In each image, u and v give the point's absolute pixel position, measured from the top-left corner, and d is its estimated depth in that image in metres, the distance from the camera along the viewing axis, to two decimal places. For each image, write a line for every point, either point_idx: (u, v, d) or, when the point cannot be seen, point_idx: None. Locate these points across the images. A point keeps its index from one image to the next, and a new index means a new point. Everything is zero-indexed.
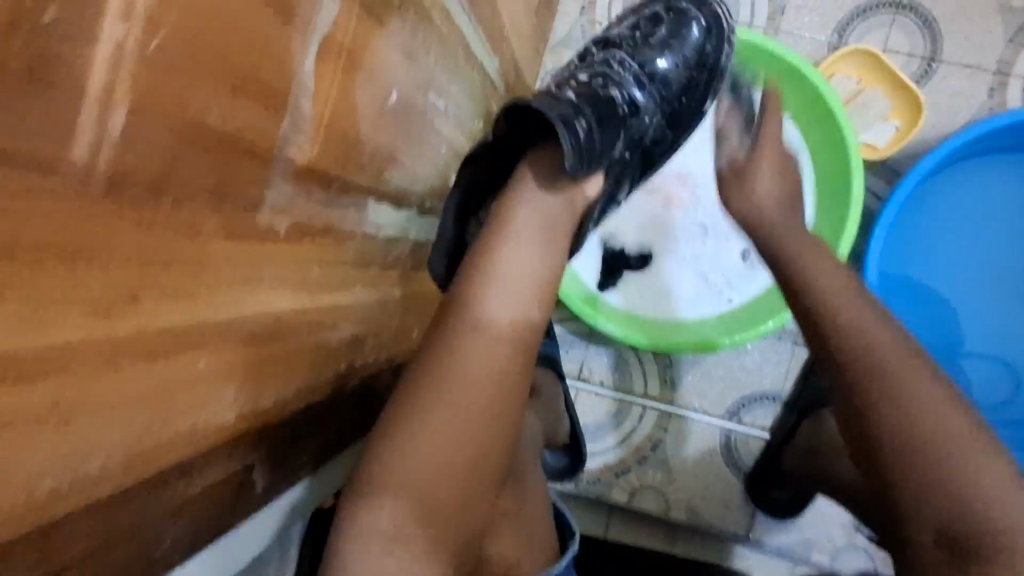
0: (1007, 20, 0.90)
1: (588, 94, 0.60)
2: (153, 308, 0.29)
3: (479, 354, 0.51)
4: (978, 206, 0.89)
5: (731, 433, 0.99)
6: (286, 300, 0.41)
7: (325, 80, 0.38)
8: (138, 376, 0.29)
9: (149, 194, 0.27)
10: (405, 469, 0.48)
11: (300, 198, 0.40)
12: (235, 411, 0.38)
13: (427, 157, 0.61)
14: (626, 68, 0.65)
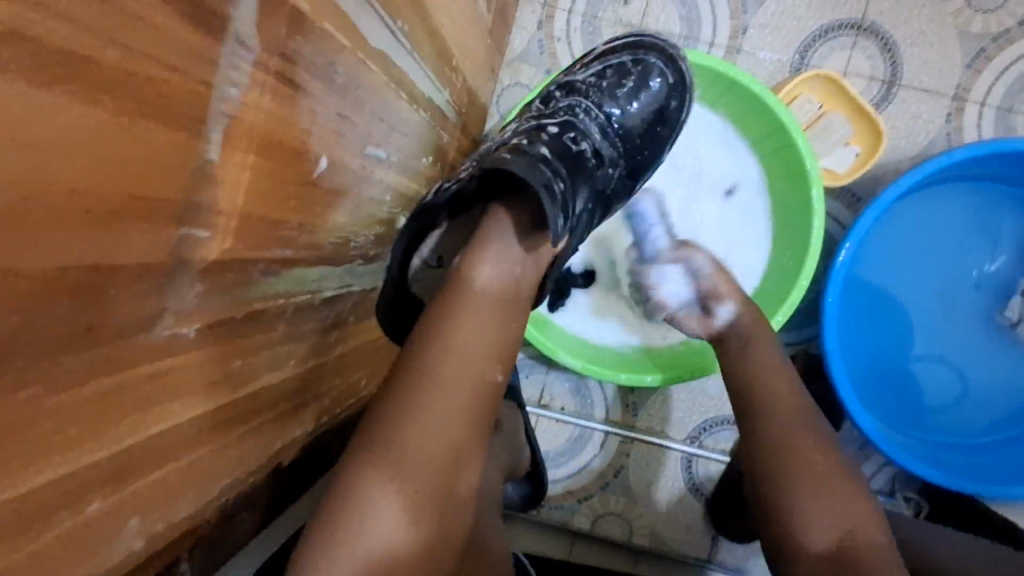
0: (964, 45, 0.90)
1: (563, 153, 0.59)
2: (25, 469, 0.25)
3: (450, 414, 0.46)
4: (936, 232, 0.90)
5: (692, 458, 0.99)
6: (206, 400, 0.37)
7: (237, 166, 0.34)
8: (14, 544, 0.26)
9: (17, 350, 0.23)
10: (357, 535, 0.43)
11: (216, 293, 0.36)
12: (144, 537, 0.34)
13: (368, 209, 0.57)
14: (593, 123, 0.64)
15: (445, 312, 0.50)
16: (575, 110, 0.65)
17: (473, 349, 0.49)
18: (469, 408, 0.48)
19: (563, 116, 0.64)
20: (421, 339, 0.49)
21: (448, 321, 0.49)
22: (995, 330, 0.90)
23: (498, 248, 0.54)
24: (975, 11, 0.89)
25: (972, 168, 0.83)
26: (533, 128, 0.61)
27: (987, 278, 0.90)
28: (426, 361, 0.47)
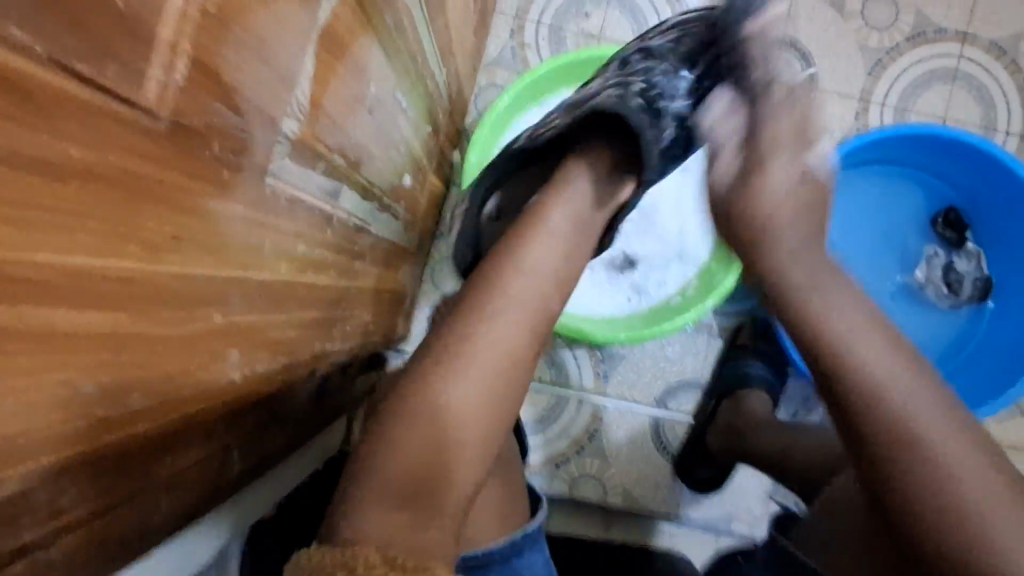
0: (865, 56, 1.08)
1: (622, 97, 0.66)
2: (187, 254, 0.30)
3: (509, 333, 0.57)
4: (849, 212, 1.07)
5: (659, 419, 1.08)
6: (280, 270, 0.43)
7: (322, 63, 0.41)
8: (170, 322, 0.30)
9: (198, 144, 0.29)
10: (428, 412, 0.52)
11: (296, 173, 0.42)
12: (236, 375, 0.39)
13: (389, 155, 0.63)
14: (668, 76, 0.70)
15: (506, 250, 0.60)
16: (654, 70, 0.70)
17: (530, 286, 0.59)
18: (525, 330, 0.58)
19: (632, 73, 0.71)
20: (485, 293, 0.58)
21: (507, 284, 0.58)
22: (908, 291, 1.06)
23: (558, 223, 0.63)
24: (872, 29, 1.08)
25: (878, 150, 0.99)
26: (606, 85, 0.70)
27: (893, 246, 1.07)
28: (491, 286, 0.58)
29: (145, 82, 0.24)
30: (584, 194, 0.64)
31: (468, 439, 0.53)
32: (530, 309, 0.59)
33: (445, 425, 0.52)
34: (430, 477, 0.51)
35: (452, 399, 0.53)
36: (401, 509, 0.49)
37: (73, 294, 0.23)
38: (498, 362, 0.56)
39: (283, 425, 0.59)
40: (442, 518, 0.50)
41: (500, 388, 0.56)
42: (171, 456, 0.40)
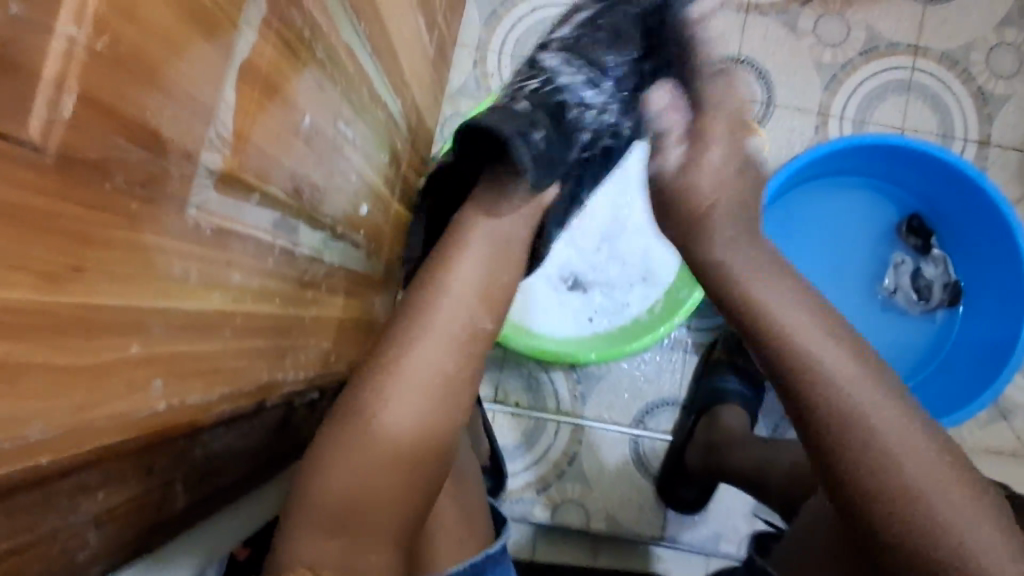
0: (821, 73, 1.11)
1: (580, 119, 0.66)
2: (90, 286, 0.31)
3: (439, 354, 0.58)
4: (818, 225, 1.08)
5: (638, 440, 1.07)
6: (211, 299, 0.43)
7: (246, 98, 0.42)
8: (76, 352, 0.31)
9: (94, 175, 0.30)
10: (357, 449, 0.54)
11: (225, 203, 0.43)
12: (163, 404, 0.40)
13: (337, 185, 0.64)
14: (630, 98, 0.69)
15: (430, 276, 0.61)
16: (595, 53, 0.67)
17: (451, 301, 0.60)
18: (452, 353, 0.59)
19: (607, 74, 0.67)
20: (406, 322, 0.59)
21: (429, 311, 0.59)
22: (877, 298, 1.08)
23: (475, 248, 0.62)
24: (825, 46, 1.11)
25: (833, 163, 1.01)
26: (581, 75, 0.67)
27: (864, 257, 1.09)
28: (414, 315, 0.59)
29: (26, 117, 0.25)
30: (489, 235, 0.63)
31: (403, 471, 0.55)
32: (453, 332, 0.59)
33: (373, 459, 0.54)
34: (364, 509, 0.54)
35: (379, 434, 0.55)
36: (331, 540, 0.53)
37: None
38: (429, 381, 0.57)
39: (239, 455, 0.60)
40: (381, 544, 0.54)
41: (426, 419, 0.57)
42: (99, 489, 0.40)
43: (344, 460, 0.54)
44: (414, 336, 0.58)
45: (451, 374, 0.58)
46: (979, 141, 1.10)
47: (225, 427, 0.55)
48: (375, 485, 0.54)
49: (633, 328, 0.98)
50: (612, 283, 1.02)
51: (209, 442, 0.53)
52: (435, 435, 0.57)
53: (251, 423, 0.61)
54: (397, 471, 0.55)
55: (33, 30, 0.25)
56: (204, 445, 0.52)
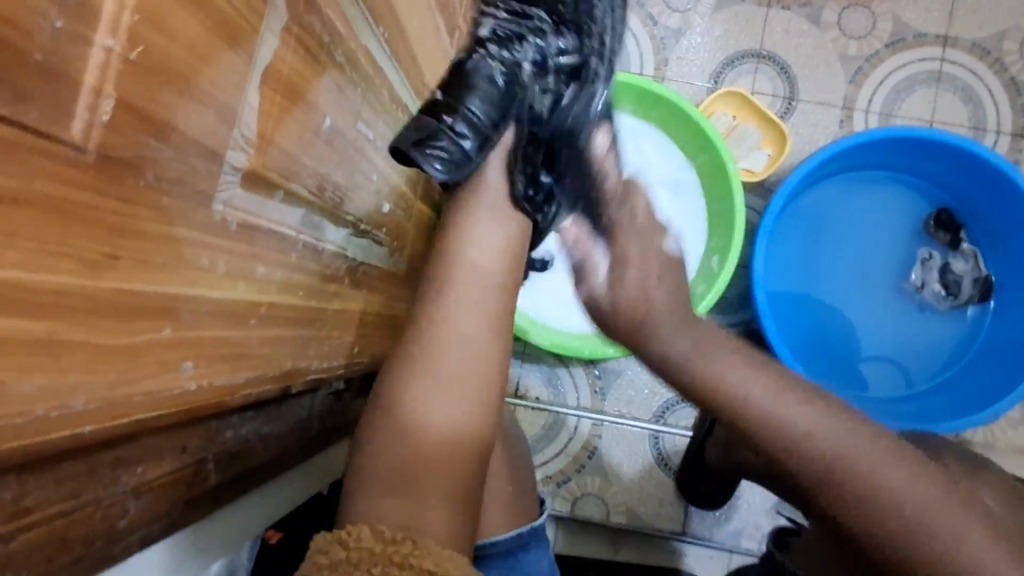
0: (846, 66, 1.09)
1: (518, 72, 0.68)
2: (125, 271, 0.34)
3: (477, 320, 0.64)
4: (847, 222, 1.07)
5: (659, 435, 1.07)
6: (237, 289, 0.47)
7: (268, 101, 0.45)
8: (113, 333, 0.34)
9: (128, 172, 0.33)
10: (410, 432, 0.58)
11: (251, 200, 0.46)
12: (192, 384, 0.43)
13: (358, 183, 0.67)
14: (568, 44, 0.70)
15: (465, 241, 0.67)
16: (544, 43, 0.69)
17: (478, 277, 0.66)
18: (486, 328, 0.64)
19: (528, 22, 0.69)
20: (433, 292, 0.64)
21: (449, 274, 0.65)
22: (905, 295, 1.06)
23: (490, 249, 0.67)
24: (850, 38, 1.09)
25: (857, 157, 1.00)
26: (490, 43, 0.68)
27: (894, 253, 1.07)
28: (443, 290, 0.64)
29: (69, 121, 0.28)
30: (501, 241, 0.67)
31: (459, 441, 0.59)
32: (480, 298, 0.65)
33: (423, 436, 0.58)
34: (422, 473, 0.56)
35: (427, 413, 0.59)
36: (391, 503, 0.55)
37: (7, 303, 0.27)
38: (471, 350, 0.63)
39: (267, 438, 0.63)
40: (436, 503, 0.55)
41: (465, 392, 0.61)
42: (135, 463, 0.44)
43: (396, 440, 0.58)
44: (445, 313, 0.63)
45: (487, 341, 0.64)
46: (1012, 133, 1.08)
47: (252, 411, 0.59)
48: (432, 458, 0.58)
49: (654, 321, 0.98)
50: None
51: (237, 425, 0.57)
52: (484, 425, 0.62)
53: (278, 411, 0.64)
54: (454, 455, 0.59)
55: (74, 43, 0.28)
56: (233, 427, 0.56)
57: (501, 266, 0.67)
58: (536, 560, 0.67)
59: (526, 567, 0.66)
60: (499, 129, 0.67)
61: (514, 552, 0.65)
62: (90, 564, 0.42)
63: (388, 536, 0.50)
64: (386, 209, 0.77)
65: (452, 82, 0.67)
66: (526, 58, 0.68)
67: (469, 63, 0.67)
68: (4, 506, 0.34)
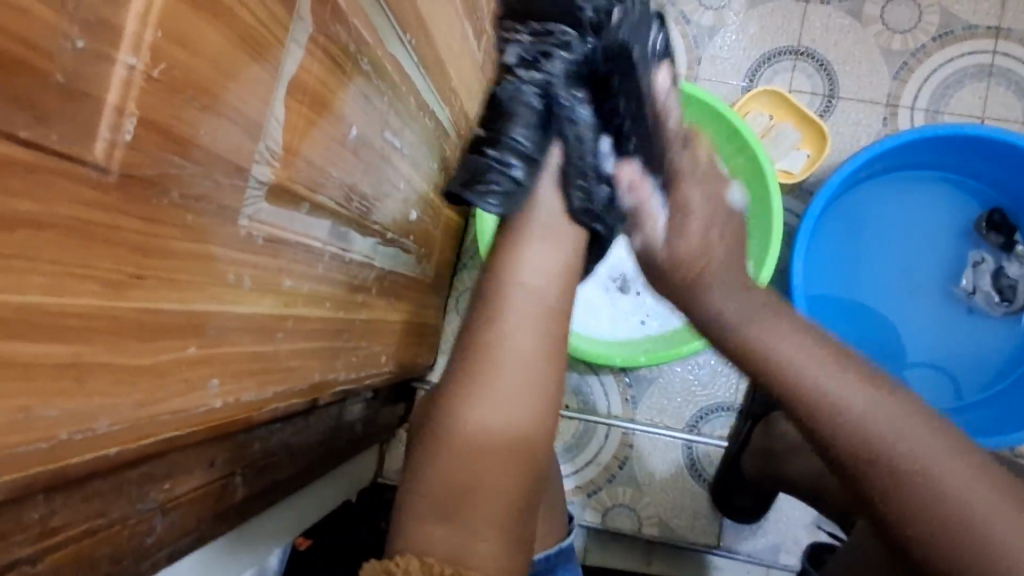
0: (889, 61, 1.05)
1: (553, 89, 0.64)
2: (149, 292, 0.34)
3: (537, 339, 0.61)
4: (892, 225, 1.02)
5: (692, 446, 1.04)
6: (264, 304, 0.46)
7: (294, 114, 0.44)
8: (139, 353, 0.34)
9: (152, 190, 0.32)
10: (452, 457, 0.56)
11: (277, 213, 0.46)
12: (219, 401, 0.43)
13: (386, 192, 0.66)
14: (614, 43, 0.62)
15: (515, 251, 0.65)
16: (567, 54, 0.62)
17: (531, 295, 0.63)
18: (544, 348, 0.61)
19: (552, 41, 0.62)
20: (489, 315, 0.62)
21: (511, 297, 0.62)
22: (954, 300, 1.01)
23: (543, 264, 0.64)
24: (894, 32, 1.04)
25: (902, 157, 0.95)
26: (521, 70, 0.64)
27: (943, 257, 1.02)
28: (499, 306, 0.62)
29: (91, 141, 0.28)
30: (556, 256, 0.65)
31: (518, 452, 0.57)
32: (538, 318, 0.62)
33: (473, 452, 0.56)
34: (463, 495, 0.55)
35: (478, 434, 0.57)
36: (435, 525, 0.54)
37: (29, 330, 0.27)
38: (526, 367, 0.60)
39: (296, 449, 0.63)
40: (488, 532, 0.54)
41: (520, 402, 0.58)
42: (164, 479, 0.43)
43: (440, 467, 0.56)
44: (503, 333, 0.60)
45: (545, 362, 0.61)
46: None
47: (281, 423, 0.58)
48: (468, 479, 0.55)
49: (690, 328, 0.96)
50: None
51: (266, 437, 0.56)
52: (536, 438, 0.59)
53: (307, 422, 0.64)
54: (503, 479, 0.56)
55: (97, 61, 0.27)
56: (262, 439, 0.56)
57: (559, 286, 0.64)
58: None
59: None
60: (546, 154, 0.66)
61: (543, 573, 0.64)
62: None
63: (435, 570, 0.50)
64: (412, 218, 0.76)
65: (489, 124, 0.66)
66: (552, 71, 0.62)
67: (501, 95, 0.66)
68: (31, 528, 0.33)
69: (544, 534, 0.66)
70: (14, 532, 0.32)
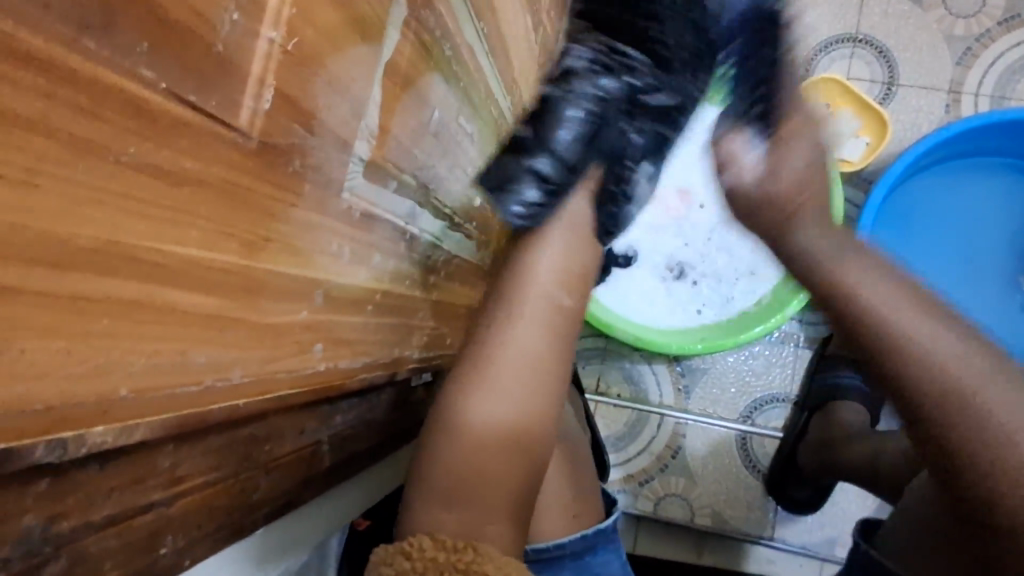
0: (952, 47, 1.02)
1: (616, 111, 0.60)
2: (274, 255, 0.36)
3: (542, 329, 0.57)
4: (952, 215, 1.00)
5: (746, 436, 1.04)
6: (359, 276, 0.48)
7: (388, 94, 0.47)
8: (264, 312, 0.36)
9: (280, 158, 0.34)
10: (450, 451, 0.53)
11: (371, 189, 0.48)
12: (321, 365, 0.45)
13: (456, 176, 0.68)
14: (673, 92, 0.62)
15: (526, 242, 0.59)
16: (612, 77, 0.60)
17: (538, 287, 0.57)
18: (550, 339, 0.57)
19: (628, 63, 0.60)
20: (499, 310, 0.57)
21: (521, 293, 0.57)
22: (1020, 292, 0.99)
23: (549, 263, 0.58)
24: (957, 17, 1.02)
25: (965, 144, 0.94)
26: (602, 83, 0.59)
27: (1008, 247, 0.99)
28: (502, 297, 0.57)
29: (238, 107, 0.30)
30: (573, 258, 0.59)
31: (513, 438, 0.54)
32: (545, 310, 0.57)
33: (473, 439, 0.53)
34: (476, 484, 0.53)
35: (480, 424, 0.53)
36: (447, 510, 0.52)
37: (186, 280, 0.29)
38: (527, 356, 0.56)
39: (371, 426, 0.65)
40: (498, 515, 0.53)
41: (526, 398, 0.55)
42: (266, 441, 0.46)
43: (441, 457, 0.53)
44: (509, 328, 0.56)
45: (553, 351, 0.57)
46: None
47: (359, 398, 0.61)
48: (474, 468, 0.53)
49: (749, 315, 0.97)
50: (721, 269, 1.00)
51: (347, 411, 0.59)
52: (538, 431, 0.56)
53: (379, 399, 0.66)
54: (500, 476, 0.53)
55: (246, 35, 0.30)
56: (342, 413, 0.58)
57: (569, 287, 0.59)
58: (607, 560, 0.66)
59: (595, 568, 0.65)
60: (578, 178, 0.59)
61: (581, 553, 0.64)
62: (228, 537, 0.44)
63: (448, 544, 0.49)
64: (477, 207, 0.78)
65: (533, 127, 0.59)
66: (588, 85, 0.59)
67: (556, 97, 0.59)
68: (164, 474, 0.36)
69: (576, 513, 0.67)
70: (150, 477, 0.35)
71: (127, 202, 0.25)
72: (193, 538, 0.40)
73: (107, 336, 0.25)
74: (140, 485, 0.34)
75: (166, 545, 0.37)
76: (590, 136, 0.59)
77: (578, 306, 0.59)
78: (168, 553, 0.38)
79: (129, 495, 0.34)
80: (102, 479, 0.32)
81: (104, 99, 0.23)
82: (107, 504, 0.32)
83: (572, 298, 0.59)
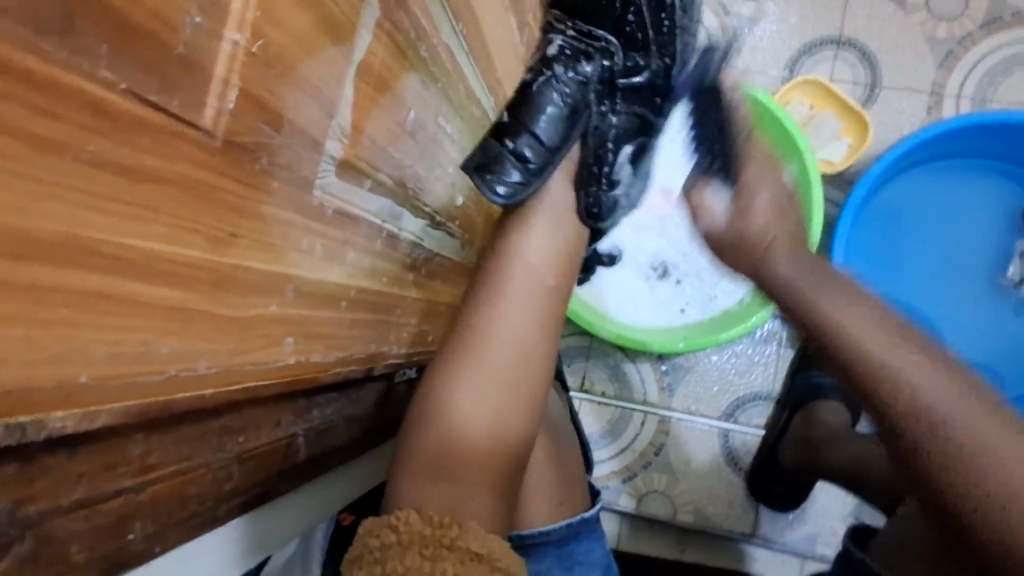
0: (934, 49, 1.03)
1: (591, 94, 0.65)
2: (241, 251, 0.37)
3: (528, 313, 0.58)
4: (934, 216, 1.01)
5: (729, 434, 1.05)
6: (332, 272, 0.49)
7: (361, 94, 0.48)
8: (231, 306, 0.37)
9: (246, 156, 0.35)
10: (439, 427, 0.54)
11: (344, 186, 0.49)
12: (293, 358, 0.46)
13: (437, 176, 0.69)
14: (644, 82, 0.67)
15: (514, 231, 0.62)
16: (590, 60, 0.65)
17: (526, 272, 0.60)
18: (536, 322, 0.59)
19: (600, 48, 0.65)
20: (486, 293, 0.59)
21: (508, 277, 0.59)
22: (1001, 291, 1.00)
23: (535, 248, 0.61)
24: (939, 20, 1.03)
25: (945, 145, 0.95)
26: (582, 67, 0.64)
27: (988, 247, 1.01)
28: (490, 282, 0.59)
29: (202, 107, 0.31)
30: (558, 240, 0.62)
31: (496, 421, 0.55)
32: (531, 295, 0.59)
33: (456, 422, 0.54)
34: (460, 463, 0.53)
35: (464, 407, 0.54)
36: (433, 485, 0.52)
37: (148, 273, 0.30)
38: (513, 338, 0.57)
39: (351, 420, 0.66)
40: (481, 491, 0.53)
41: (510, 379, 0.56)
42: (240, 432, 0.47)
43: (429, 434, 0.54)
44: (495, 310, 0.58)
45: (540, 334, 0.59)
46: None
47: (337, 394, 0.62)
48: (455, 446, 0.53)
49: (731, 314, 0.98)
50: (706, 269, 1.01)
51: (323, 405, 0.60)
52: (520, 416, 0.56)
53: (358, 393, 0.67)
54: (483, 457, 0.54)
55: (209, 38, 0.31)
56: (319, 407, 0.59)
57: (557, 269, 0.62)
58: (589, 548, 0.67)
59: (578, 556, 0.66)
60: (559, 154, 0.63)
61: (565, 539, 0.65)
62: (201, 525, 0.45)
63: (435, 519, 0.48)
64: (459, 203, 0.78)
65: (514, 112, 0.63)
66: (568, 68, 0.64)
67: (538, 84, 0.63)
68: (134, 462, 0.37)
69: (558, 503, 0.68)
70: (119, 465, 0.36)
71: (88, 198, 0.26)
72: (164, 524, 0.41)
73: (68, 325, 0.26)
74: (109, 472, 0.35)
75: (136, 531, 0.39)
76: (568, 119, 0.64)
77: (562, 290, 0.61)
78: (138, 539, 0.39)
79: (98, 481, 0.35)
80: (71, 465, 0.33)
81: (63, 99, 0.24)
82: (76, 489, 0.33)
83: (556, 283, 0.61)
